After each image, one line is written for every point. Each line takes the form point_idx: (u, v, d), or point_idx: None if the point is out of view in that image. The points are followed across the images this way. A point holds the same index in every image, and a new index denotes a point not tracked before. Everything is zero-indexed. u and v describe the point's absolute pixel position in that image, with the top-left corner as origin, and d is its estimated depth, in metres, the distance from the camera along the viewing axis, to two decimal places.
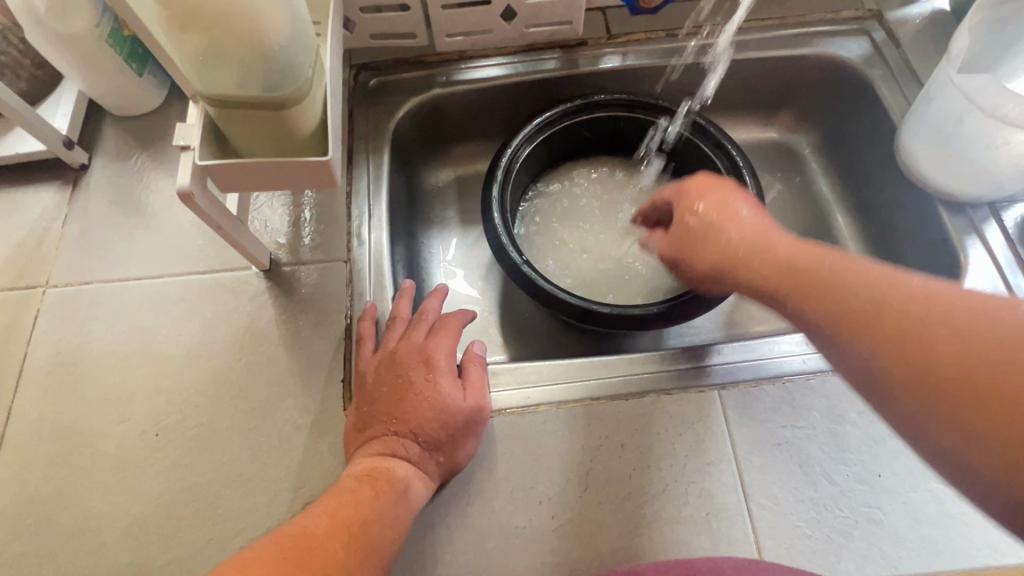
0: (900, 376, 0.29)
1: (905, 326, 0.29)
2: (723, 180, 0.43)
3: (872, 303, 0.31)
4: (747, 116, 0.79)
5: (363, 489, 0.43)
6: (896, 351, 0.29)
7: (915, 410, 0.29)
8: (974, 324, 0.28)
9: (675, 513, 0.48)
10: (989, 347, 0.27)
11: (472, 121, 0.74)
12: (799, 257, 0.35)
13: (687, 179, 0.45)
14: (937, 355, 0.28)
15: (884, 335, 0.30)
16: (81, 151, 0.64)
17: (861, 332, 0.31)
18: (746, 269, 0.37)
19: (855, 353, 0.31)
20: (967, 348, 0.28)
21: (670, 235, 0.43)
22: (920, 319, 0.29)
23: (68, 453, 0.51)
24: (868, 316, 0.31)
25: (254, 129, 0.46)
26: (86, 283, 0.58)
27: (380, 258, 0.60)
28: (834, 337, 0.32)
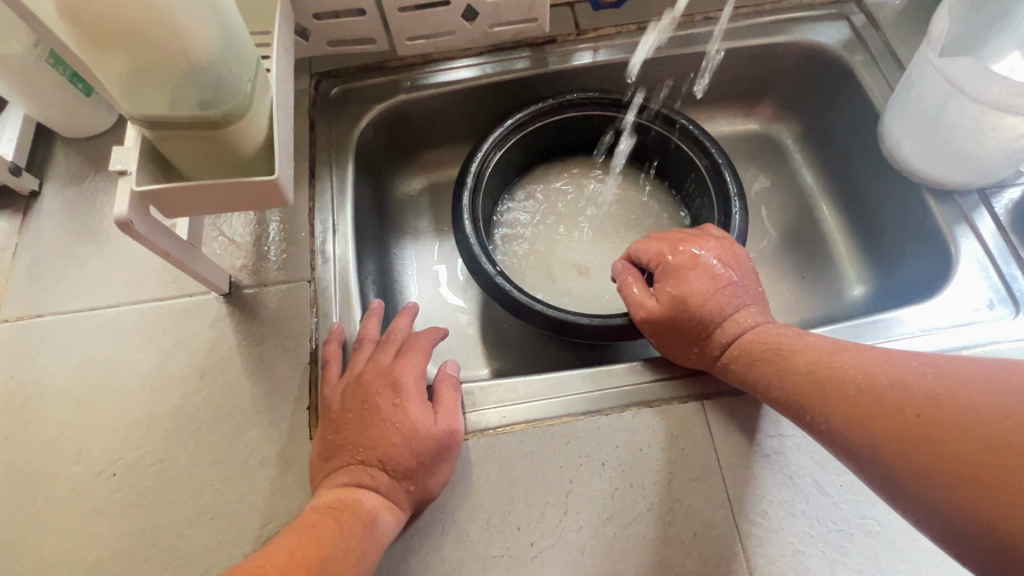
0: (886, 462, 0.36)
1: (872, 426, 0.37)
2: (730, 273, 0.50)
3: (845, 400, 0.39)
4: (725, 108, 0.76)
5: (327, 524, 0.41)
6: (885, 450, 0.36)
7: (904, 503, 0.36)
8: (954, 411, 0.34)
9: (660, 534, 0.45)
10: (954, 447, 0.33)
11: (441, 126, 0.72)
12: (822, 381, 0.41)
13: (698, 255, 0.51)
14: (913, 432, 0.35)
15: (865, 434, 0.37)
16: (31, 178, 0.60)
17: (839, 416, 0.39)
18: (780, 405, 0.43)
19: (865, 450, 0.37)
20: (944, 435, 0.34)
21: (689, 303, 0.49)
22: (883, 403, 0.37)
23: (21, 499, 0.48)
24: (869, 421, 0.37)
25: (195, 150, 0.43)
26: (38, 315, 0.55)
27: (346, 275, 0.58)
28: (849, 452, 0.38)
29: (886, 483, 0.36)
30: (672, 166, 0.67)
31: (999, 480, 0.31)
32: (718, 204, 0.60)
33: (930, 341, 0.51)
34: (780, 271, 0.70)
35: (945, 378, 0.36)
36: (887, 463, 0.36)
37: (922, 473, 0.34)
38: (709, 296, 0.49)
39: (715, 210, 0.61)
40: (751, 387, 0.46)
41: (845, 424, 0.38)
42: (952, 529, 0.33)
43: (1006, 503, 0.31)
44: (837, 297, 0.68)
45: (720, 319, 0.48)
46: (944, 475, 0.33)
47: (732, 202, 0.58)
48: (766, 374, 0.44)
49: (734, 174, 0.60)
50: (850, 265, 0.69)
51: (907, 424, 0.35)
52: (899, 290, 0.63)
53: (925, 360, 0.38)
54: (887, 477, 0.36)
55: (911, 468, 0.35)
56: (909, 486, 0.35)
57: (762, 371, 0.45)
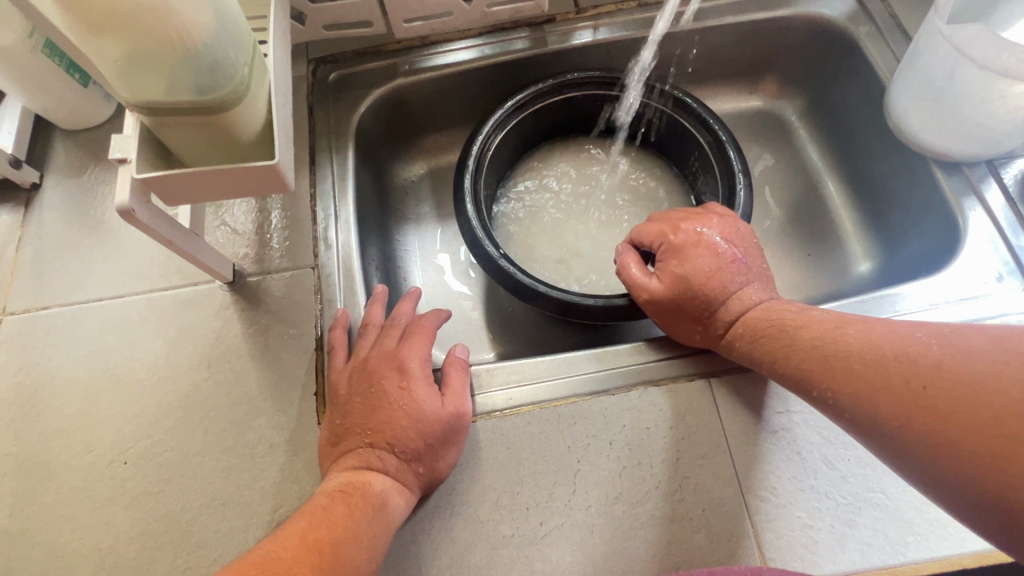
0: (894, 433, 0.36)
1: (879, 398, 0.37)
2: (735, 251, 0.50)
3: (851, 374, 0.38)
4: (728, 85, 0.75)
5: (336, 506, 0.41)
6: (892, 421, 0.36)
7: (913, 473, 0.36)
8: (961, 380, 0.34)
9: (669, 512, 0.45)
10: (961, 416, 0.33)
11: (441, 110, 0.71)
12: (826, 357, 0.41)
13: (702, 233, 0.51)
14: (919, 403, 0.35)
15: (872, 407, 0.37)
16: (32, 169, 0.60)
17: (847, 390, 0.39)
18: (786, 381, 0.44)
19: (873, 423, 0.37)
20: (950, 405, 0.34)
21: (692, 283, 0.49)
22: (888, 375, 0.37)
23: (35, 488, 0.49)
24: (875, 394, 0.37)
25: (194, 137, 0.43)
26: (44, 308, 0.55)
27: (349, 261, 0.58)
28: (858, 424, 0.38)
29: (896, 455, 0.36)
30: (676, 144, 0.67)
31: (1006, 447, 0.31)
32: (723, 181, 0.59)
33: (939, 314, 0.51)
34: (787, 249, 0.69)
35: (952, 348, 0.36)
36: (895, 435, 0.36)
37: (929, 444, 0.34)
38: (713, 275, 0.49)
39: (719, 189, 0.60)
40: (756, 364, 0.46)
41: (852, 397, 0.38)
42: (969, 499, 0.33)
43: (1018, 469, 0.30)
44: (844, 274, 0.67)
45: (724, 297, 0.48)
46: (951, 444, 0.33)
47: (737, 179, 0.57)
48: (771, 350, 0.44)
49: (738, 150, 0.59)
50: (857, 242, 0.68)
51: (913, 396, 0.35)
52: (907, 265, 0.62)
53: (932, 330, 0.38)
54: (895, 448, 0.36)
55: (919, 438, 0.34)
56: (917, 456, 0.35)
57: (766, 347, 0.45)
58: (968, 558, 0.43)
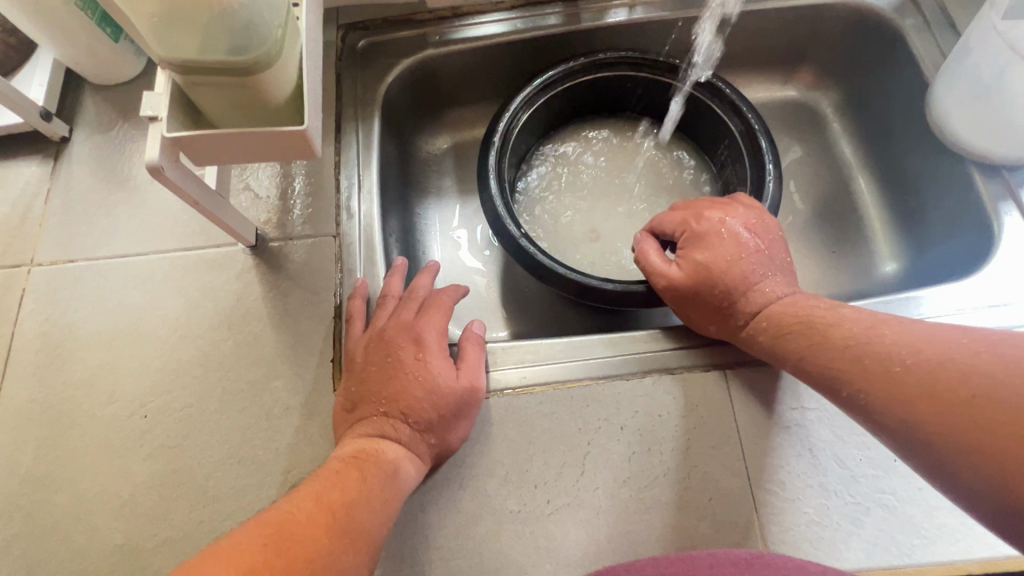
0: (927, 443, 0.35)
1: (915, 405, 0.36)
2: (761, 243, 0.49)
3: (890, 380, 0.38)
4: (764, 73, 0.73)
5: (349, 470, 0.41)
6: (926, 428, 0.35)
7: (942, 481, 0.36)
8: (1004, 392, 0.33)
9: (676, 498, 0.46)
10: (1000, 428, 0.32)
11: (468, 84, 0.70)
12: (861, 357, 0.40)
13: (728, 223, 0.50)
14: (959, 414, 0.34)
15: (906, 416, 0.37)
16: (62, 123, 0.61)
17: (878, 395, 0.38)
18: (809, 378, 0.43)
19: (904, 431, 0.37)
20: (991, 420, 0.33)
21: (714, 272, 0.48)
22: (926, 385, 0.36)
23: (59, 434, 0.50)
24: (909, 404, 0.36)
25: (225, 98, 0.43)
26: (70, 261, 0.56)
27: (370, 231, 0.58)
28: (887, 430, 0.38)
29: (927, 462, 0.36)
30: (705, 131, 0.65)
31: None
32: (752, 171, 0.58)
33: (964, 319, 0.50)
34: (812, 245, 0.68)
35: (992, 357, 0.35)
36: (926, 445, 0.36)
37: (963, 459, 0.34)
38: (726, 258, 0.49)
39: (747, 179, 0.59)
40: (778, 361, 0.46)
41: (885, 402, 0.38)
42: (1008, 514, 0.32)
43: None
44: (869, 273, 0.66)
45: (743, 288, 0.48)
46: (993, 455, 0.32)
47: (766, 169, 0.56)
48: (794, 343, 0.44)
49: (770, 140, 0.58)
50: (884, 241, 0.67)
51: (951, 406, 0.35)
52: (935, 268, 0.61)
53: (978, 337, 0.37)
54: (924, 458, 0.36)
55: (954, 450, 0.34)
56: (951, 468, 0.34)
57: (790, 343, 0.44)
58: (973, 564, 0.43)
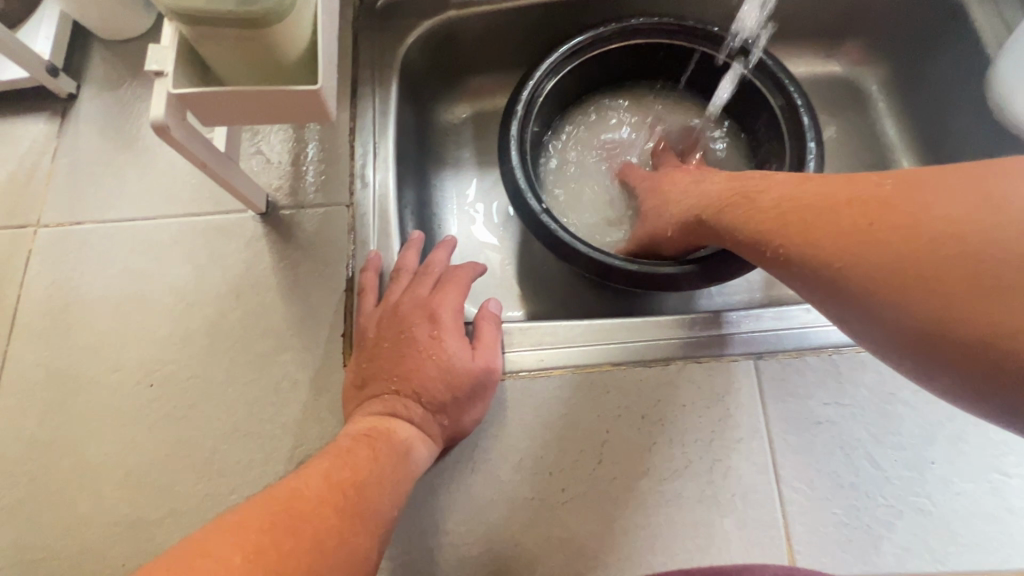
0: (886, 281, 0.31)
1: (862, 245, 0.32)
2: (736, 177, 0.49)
3: (849, 240, 0.33)
4: (807, 46, 0.68)
5: (360, 449, 0.40)
6: (881, 266, 0.32)
7: (928, 364, 0.31)
8: (968, 230, 0.29)
9: (697, 492, 0.44)
10: (967, 265, 0.29)
11: (490, 49, 0.66)
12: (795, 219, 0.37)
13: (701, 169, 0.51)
14: (917, 248, 0.30)
15: (862, 255, 0.32)
16: (68, 79, 0.59)
17: (854, 251, 0.33)
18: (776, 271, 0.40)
19: (864, 291, 0.32)
20: (957, 253, 0.29)
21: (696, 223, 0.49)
22: (882, 226, 0.32)
23: (64, 401, 0.49)
24: (870, 243, 0.32)
25: (234, 54, 0.40)
26: (77, 223, 0.55)
27: (385, 201, 0.55)
28: (871, 303, 0.32)
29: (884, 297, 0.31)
30: (741, 106, 0.61)
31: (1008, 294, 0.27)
32: (791, 149, 0.54)
33: None
34: None
35: (951, 207, 0.30)
36: (896, 301, 0.31)
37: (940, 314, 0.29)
38: (717, 181, 0.49)
39: (785, 158, 0.55)
40: (760, 257, 0.40)
41: (837, 253, 0.34)
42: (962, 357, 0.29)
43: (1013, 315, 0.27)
44: None
45: (737, 194, 0.44)
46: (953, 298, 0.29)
47: (808, 146, 0.52)
48: (751, 229, 0.41)
49: (813, 116, 0.54)
50: None
51: (911, 237, 0.31)
52: None
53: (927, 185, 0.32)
54: (901, 324, 0.31)
55: (923, 308, 0.30)
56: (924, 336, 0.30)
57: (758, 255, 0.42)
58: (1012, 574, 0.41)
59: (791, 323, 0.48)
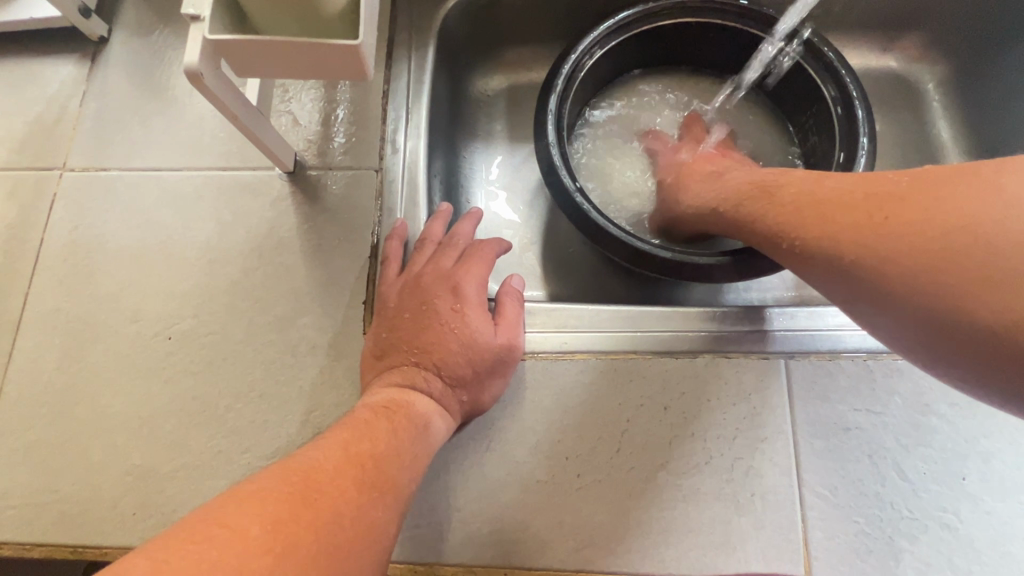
0: (887, 277, 0.32)
1: (859, 236, 0.34)
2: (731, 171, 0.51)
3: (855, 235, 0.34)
4: (864, 38, 0.65)
5: (377, 420, 0.39)
6: (875, 256, 0.33)
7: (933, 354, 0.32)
8: (957, 229, 0.30)
9: (715, 489, 0.43)
10: (949, 255, 0.30)
11: (533, 20, 0.64)
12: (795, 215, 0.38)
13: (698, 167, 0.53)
14: (917, 244, 0.31)
15: (863, 252, 0.33)
16: (100, 22, 0.57)
17: (859, 245, 0.33)
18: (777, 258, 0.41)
19: (858, 284, 0.34)
20: (947, 247, 0.30)
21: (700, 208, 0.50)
22: (878, 221, 0.33)
23: (83, 347, 0.49)
24: (875, 240, 0.33)
25: (273, 2, 0.38)
26: (102, 169, 0.54)
27: (415, 169, 0.54)
28: (874, 298, 0.33)
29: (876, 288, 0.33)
30: (791, 95, 0.58)
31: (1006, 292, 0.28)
32: (842, 143, 0.51)
33: None
34: None
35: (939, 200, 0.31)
36: (898, 296, 0.32)
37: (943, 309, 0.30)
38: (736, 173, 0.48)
39: (834, 152, 0.53)
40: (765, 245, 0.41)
41: (842, 247, 0.34)
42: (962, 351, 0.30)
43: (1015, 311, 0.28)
44: None
45: (753, 186, 0.44)
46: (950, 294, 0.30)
47: (860, 141, 0.50)
48: (752, 217, 0.42)
49: (868, 110, 0.51)
50: None
51: (912, 231, 0.31)
52: None
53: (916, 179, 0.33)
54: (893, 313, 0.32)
55: (926, 303, 0.31)
56: (921, 326, 0.31)
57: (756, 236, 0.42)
58: None
59: (826, 325, 0.46)
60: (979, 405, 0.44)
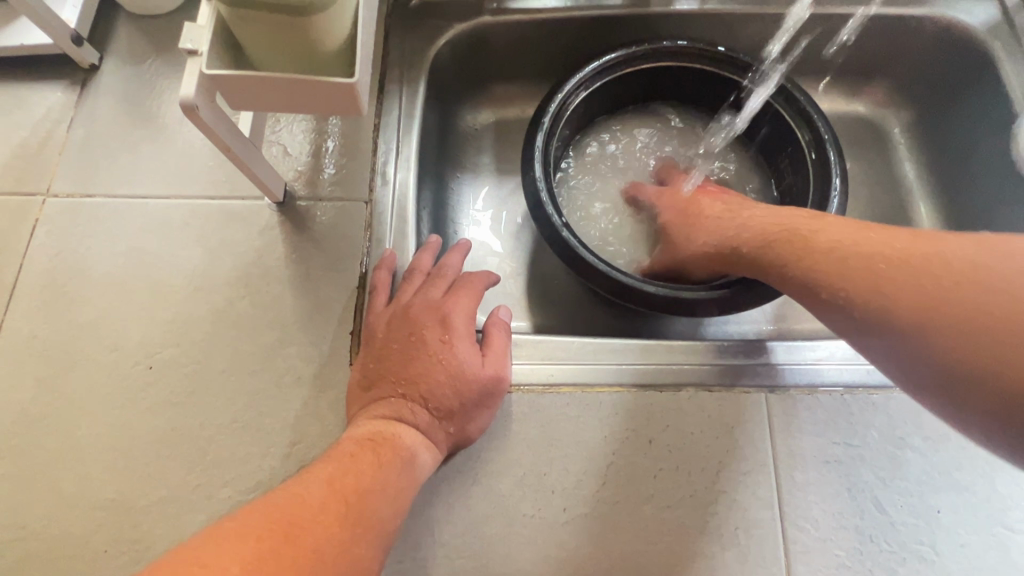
0: (899, 324, 0.35)
1: (876, 283, 0.36)
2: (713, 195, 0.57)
3: (871, 273, 0.37)
4: (833, 84, 0.69)
5: (363, 454, 0.39)
6: (890, 305, 0.35)
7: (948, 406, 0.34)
8: (966, 284, 0.33)
9: (700, 522, 0.43)
10: (958, 307, 0.33)
11: (520, 59, 0.66)
12: (818, 255, 0.41)
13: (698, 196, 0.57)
14: (931, 295, 0.34)
15: (879, 290, 0.36)
16: (92, 49, 0.58)
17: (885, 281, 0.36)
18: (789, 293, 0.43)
19: (874, 326, 0.36)
20: (957, 297, 0.33)
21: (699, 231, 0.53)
22: (896, 269, 0.36)
23: (59, 376, 0.48)
24: (903, 289, 0.35)
25: (270, 40, 0.39)
26: (88, 195, 0.54)
27: (404, 201, 0.54)
28: (886, 339, 0.36)
29: (887, 334, 0.36)
30: (766, 137, 0.61)
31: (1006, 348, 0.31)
32: (816, 185, 0.54)
33: None
34: None
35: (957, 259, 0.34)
36: (906, 337, 0.34)
37: (963, 360, 0.32)
38: (742, 211, 0.51)
39: (808, 193, 0.55)
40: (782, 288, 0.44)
41: (858, 291, 0.37)
42: (971, 399, 0.32)
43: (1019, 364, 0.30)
44: None
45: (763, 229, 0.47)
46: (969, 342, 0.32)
47: (832, 183, 0.52)
48: (767, 258, 0.45)
49: (839, 153, 0.54)
50: None
51: (936, 284, 0.34)
52: None
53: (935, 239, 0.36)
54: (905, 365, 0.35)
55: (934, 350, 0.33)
56: (932, 375, 0.34)
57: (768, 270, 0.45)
58: None
59: (804, 359, 0.47)
60: (952, 440, 0.45)
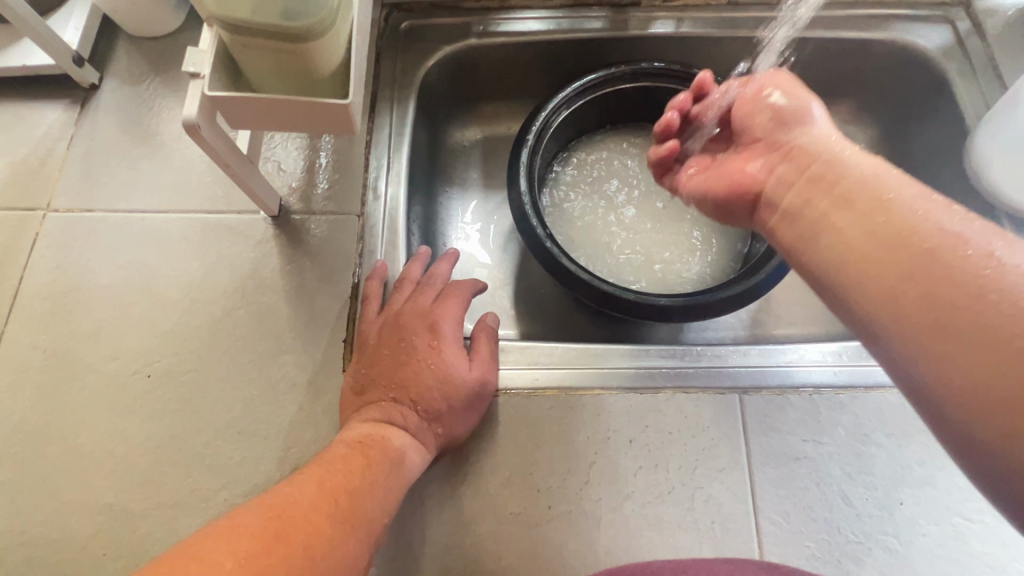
0: (883, 307, 0.30)
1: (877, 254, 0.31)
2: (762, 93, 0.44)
3: (877, 243, 0.31)
4: None
5: (356, 456, 0.41)
6: (882, 282, 0.30)
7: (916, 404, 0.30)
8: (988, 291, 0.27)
9: (678, 517, 0.45)
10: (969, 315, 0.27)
11: (506, 79, 0.69)
12: (835, 201, 0.34)
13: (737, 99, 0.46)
14: (939, 292, 0.28)
15: (875, 263, 0.31)
16: (92, 70, 0.60)
17: (892, 257, 0.30)
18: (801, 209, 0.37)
19: (859, 300, 0.31)
20: (969, 303, 0.27)
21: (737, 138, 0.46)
22: (911, 247, 0.30)
23: (58, 385, 0.49)
24: (909, 270, 0.29)
25: (270, 64, 0.42)
26: (87, 210, 0.55)
27: (395, 214, 0.57)
28: (868, 317, 0.31)
29: (871, 311, 0.31)
30: None
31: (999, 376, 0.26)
32: None
33: None
34: None
35: (991, 261, 0.28)
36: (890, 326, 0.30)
37: (946, 371, 0.27)
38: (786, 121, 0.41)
39: None
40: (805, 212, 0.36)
41: (855, 256, 0.32)
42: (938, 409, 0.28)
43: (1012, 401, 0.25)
44: None
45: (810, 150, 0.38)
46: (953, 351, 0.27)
47: None
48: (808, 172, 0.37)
49: None
50: None
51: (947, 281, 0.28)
52: None
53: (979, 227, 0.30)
54: (886, 351, 0.30)
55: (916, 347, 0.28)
56: (910, 371, 0.29)
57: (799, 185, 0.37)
58: None
59: (774, 362, 0.50)
60: (913, 436, 0.48)
